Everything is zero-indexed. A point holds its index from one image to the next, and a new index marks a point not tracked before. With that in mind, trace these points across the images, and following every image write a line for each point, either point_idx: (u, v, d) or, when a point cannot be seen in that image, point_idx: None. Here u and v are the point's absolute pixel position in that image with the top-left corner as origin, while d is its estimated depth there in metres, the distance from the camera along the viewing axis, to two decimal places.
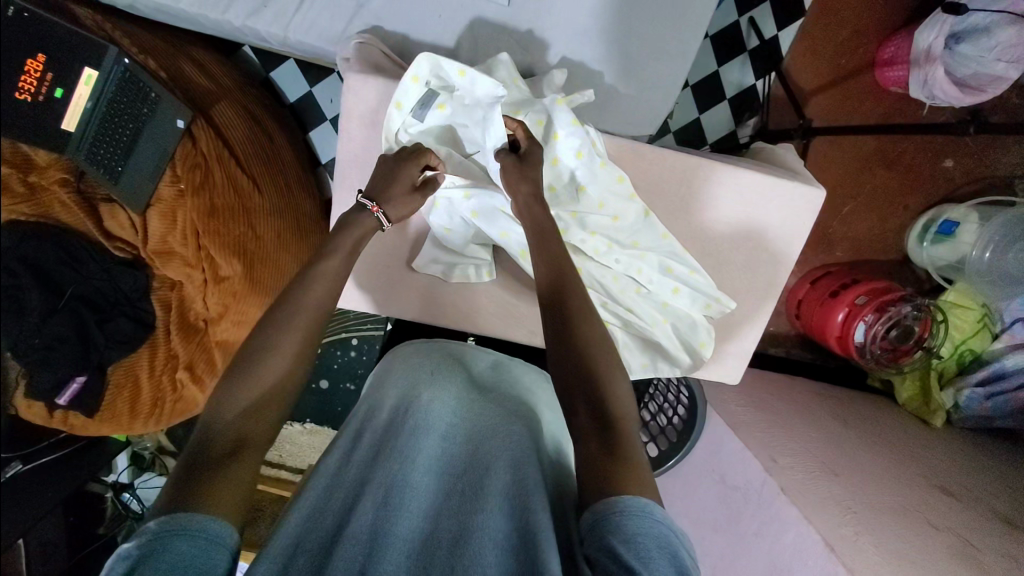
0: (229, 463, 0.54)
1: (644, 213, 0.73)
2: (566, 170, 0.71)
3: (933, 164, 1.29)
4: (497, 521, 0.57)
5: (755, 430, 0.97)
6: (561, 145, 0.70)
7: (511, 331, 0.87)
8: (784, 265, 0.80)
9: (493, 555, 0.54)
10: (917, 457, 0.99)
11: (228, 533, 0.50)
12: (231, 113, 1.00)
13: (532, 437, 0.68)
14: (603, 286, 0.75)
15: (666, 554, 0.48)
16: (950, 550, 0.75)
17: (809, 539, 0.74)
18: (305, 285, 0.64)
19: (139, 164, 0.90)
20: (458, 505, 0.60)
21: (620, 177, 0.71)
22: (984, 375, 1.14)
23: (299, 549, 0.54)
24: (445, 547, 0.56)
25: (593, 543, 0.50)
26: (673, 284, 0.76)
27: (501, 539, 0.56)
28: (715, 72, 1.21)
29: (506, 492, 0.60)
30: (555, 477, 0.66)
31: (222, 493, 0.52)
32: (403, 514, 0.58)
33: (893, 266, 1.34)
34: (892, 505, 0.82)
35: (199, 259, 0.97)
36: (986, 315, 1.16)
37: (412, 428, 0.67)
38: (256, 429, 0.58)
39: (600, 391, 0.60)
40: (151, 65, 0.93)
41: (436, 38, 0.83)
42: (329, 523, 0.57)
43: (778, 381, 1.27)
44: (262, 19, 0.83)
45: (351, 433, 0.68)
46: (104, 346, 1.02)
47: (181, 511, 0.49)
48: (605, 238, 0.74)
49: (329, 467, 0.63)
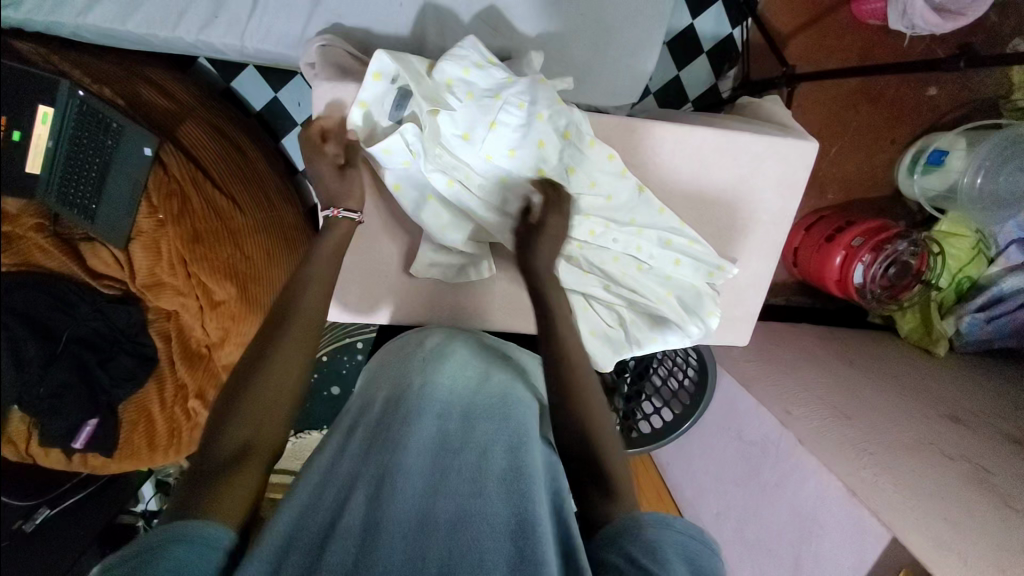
0: (232, 468, 0.58)
1: (638, 188, 0.70)
2: (552, 158, 0.67)
3: (916, 93, 1.26)
4: (498, 509, 0.59)
5: (766, 384, 0.99)
6: (543, 128, 0.66)
7: (514, 322, 0.87)
8: (779, 221, 0.79)
9: (492, 539, 0.56)
10: (924, 391, 1.02)
11: (223, 536, 0.53)
12: (199, 133, 0.97)
13: (525, 421, 0.69)
14: (603, 270, 0.75)
15: (683, 559, 0.54)
16: (966, 478, 0.78)
17: (831, 487, 0.75)
18: (287, 300, 0.68)
19: (114, 198, 0.88)
20: (457, 487, 0.61)
21: (611, 155, 0.69)
22: (983, 299, 1.17)
23: (293, 543, 0.55)
24: (445, 529, 0.57)
25: (613, 551, 0.56)
26: (674, 255, 0.74)
27: (501, 527, 0.58)
28: (689, 26, 1.16)
29: (504, 481, 0.62)
30: (548, 464, 0.67)
31: (223, 500, 0.56)
32: (398, 498, 0.59)
33: (885, 202, 1.33)
34: (908, 443, 0.85)
35: (191, 286, 0.95)
36: (980, 241, 1.19)
37: (405, 413, 0.68)
38: (263, 434, 0.62)
39: (581, 412, 0.66)
40: (108, 94, 0.88)
41: (401, 30, 0.79)
42: (322, 515, 0.58)
43: (781, 330, 1.29)
44: (217, 32, 0.78)
45: (345, 429, 0.70)
46: (110, 386, 1.01)
47: (179, 519, 0.53)
48: (600, 219, 0.72)
49: (322, 464, 0.64)
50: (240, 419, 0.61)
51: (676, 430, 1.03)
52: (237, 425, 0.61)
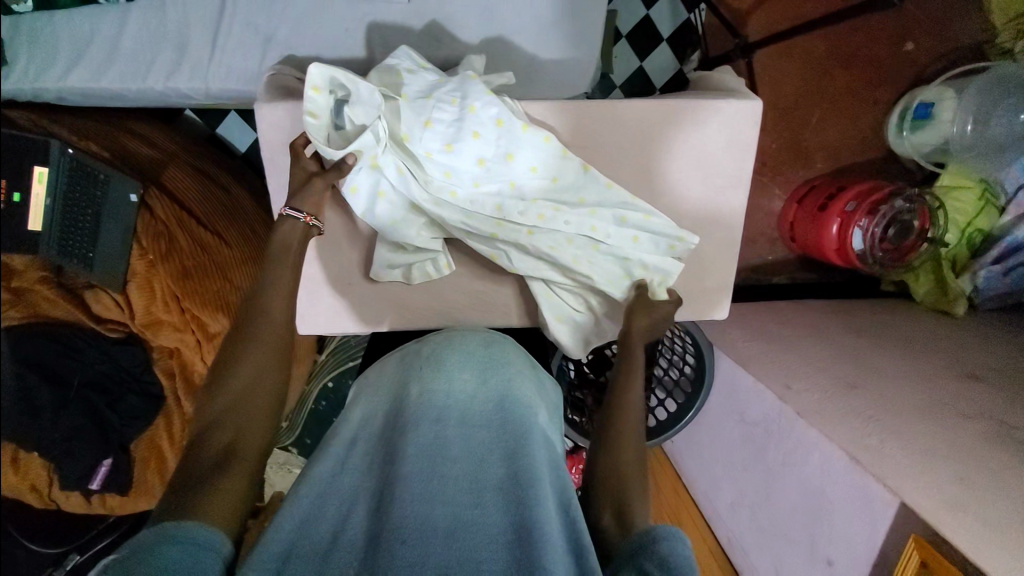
0: (216, 475, 0.57)
1: (582, 168, 0.72)
2: (497, 140, 0.69)
3: (892, 49, 1.23)
4: (497, 517, 0.56)
5: (764, 361, 0.94)
6: (478, 119, 0.67)
7: (485, 318, 0.85)
8: (737, 185, 0.77)
9: (490, 551, 0.53)
10: (941, 352, 0.95)
11: (220, 541, 0.52)
12: (181, 176, 1.04)
13: (531, 420, 0.64)
14: (555, 255, 0.74)
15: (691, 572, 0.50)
16: (987, 435, 0.72)
17: (833, 457, 0.70)
18: (256, 304, 0.67)
19: (107, 245, 0.92)
20: (456, 495, 0.56)
21: (547, 138, 0.70)
22: (998, 251, 1.10)
23: (291, 554, 0.54)
24: (444, 538, 0.53)
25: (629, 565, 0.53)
26: (631, 233, 0.73)
27: (500, 535, 0.54)
28: (645, 16, 1.18)
29: (501, 487, 0.57)
30: (554, 463, 0.63)
31: (212, 503, 0.54)
32: (398, 505, 0.55)
33: (879, 164, 1.27)
34: (920, 405, 0.79)
35: (186, 320, 0.99)
36: (986, 190, 1.12)
37: (405, 420, 0.62)
38: (246, 437, 0.61)
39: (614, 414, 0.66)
40: (94, 148, 0.94)
41: (350, 52, 0.83)
42: (324, 527, 0.57)
43: (786, 307, 1.23)
44: (182, 78, 0.83)
45: (345, 442, 0.66)
46: (120, 424, 1.05)
47: (173, 519, 0.52)
48: (547, 203, 0.71)
49: (322, 474, 0.62)
50: (220, 420, 0.60)
51: (679, 422, 0.98)
52: (221, 427, 0.60)
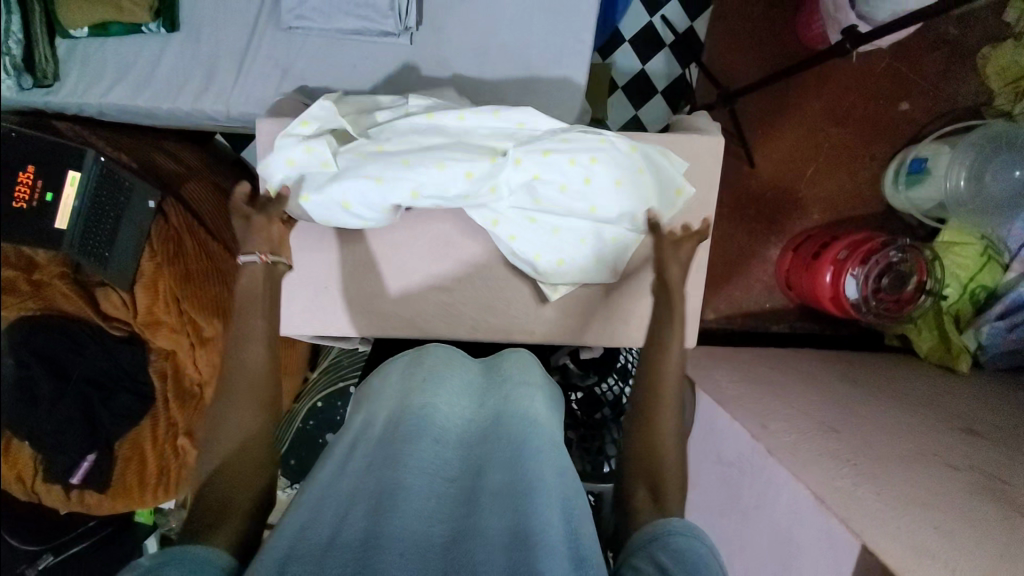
0: (222, 516, 0.57)
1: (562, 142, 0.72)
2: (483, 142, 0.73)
3: (888, 108, 1.24)
4: (496, 525, 0.53)
5: (746, 402, 0.91)
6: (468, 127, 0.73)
7: (454, 333, 0.84)
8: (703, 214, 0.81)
9: (489, 554, 0.50)
10: (939, 406, 0.91)
11: (225, 561, 0.52)
12: (201, 191, 1.13)
13: (535, 431, 0.62)
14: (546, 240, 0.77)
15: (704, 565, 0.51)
16: (974, 488, 0.67)
17: (802, 498, 0.67)
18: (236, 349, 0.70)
19: (123, 246, 1.00)
20: (453, 509, 0.56)
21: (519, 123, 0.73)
22: (1000, 308, 1.06)
23: (292, 558, 0.50)
24: (443, 549, 0.51)
25: (638, 555, 0.54)
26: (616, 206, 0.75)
27: (498, 540, 0.52)
28: (641, 70, 1.25)
29: (499, 496, 0.56)
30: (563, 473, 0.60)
31: (220, 533, 0.55)
32: (397, 513, 0.52)
33: (877, 218, 1.27)
34: (905, 453, 0.74)
35: (183, 323, 1.06)
36: (989, 247, 1.09)
37: (406, 429, 0.60)
38: (244, 480, 0.61)
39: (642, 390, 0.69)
40: (124, 158, 1.04)
41: (354, 83, 0.91)
42: (322, 531, 0.53)
43: (782, 355, 1.20)
44: (206, 101, 0.92)
45: (346, 448, 0.63)
46: (109, 422, 1.09)
47: (182, 547, 0.52)
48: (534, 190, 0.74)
49: (323, 480, 0.58)
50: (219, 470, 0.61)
51: None
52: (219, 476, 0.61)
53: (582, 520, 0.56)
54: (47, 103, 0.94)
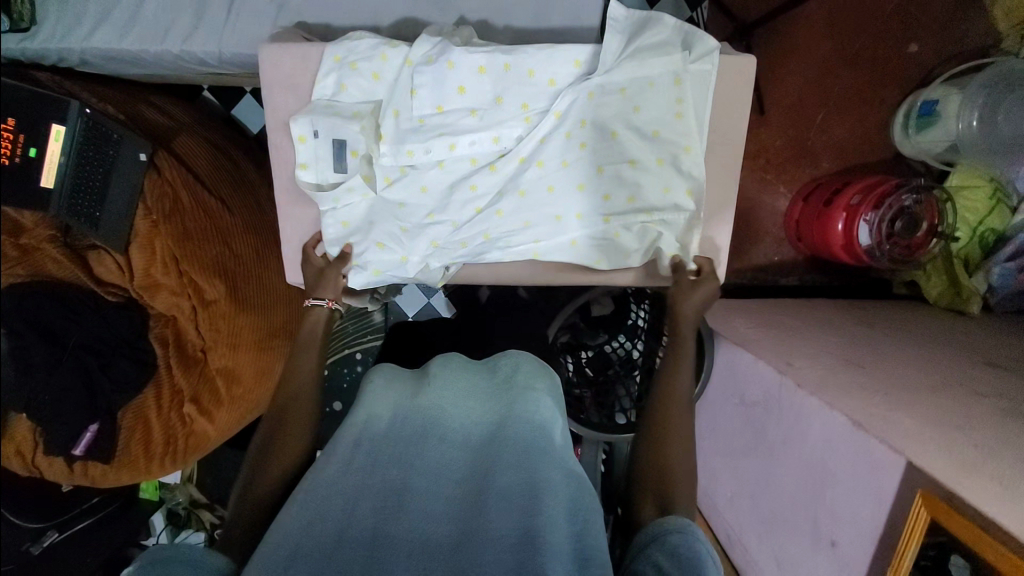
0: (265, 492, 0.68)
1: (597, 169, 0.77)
2: (485, 85, 0.75)
3: (898, 51, 1.22)
4: (502, 522, 0.54)
5: (769, 343, 0.90)
6: (459, 73, 0.74)
7: None
8: (726, 143, 0.80)
9: (494, 554, 0.51)
10: (958, 343, 0.91)
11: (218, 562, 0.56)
12: (192, 143, 1.07)
13: (547, 435, 0.63)
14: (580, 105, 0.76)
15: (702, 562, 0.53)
16: (1005, 409, 0.67)
17: (836, 426, 0.67)
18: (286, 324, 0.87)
19: (115, 204, 0.94)
20: (461, 503, 0.57)
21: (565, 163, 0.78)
22: (1011, 248, 1.06)
23: (298, 552, 0.51)
24: (448, 547, 0.52)
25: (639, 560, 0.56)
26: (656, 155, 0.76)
27: (505, 540, 0.52)
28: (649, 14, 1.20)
29: (505, 495, 0.56)
30: (573, 482, 0.60)
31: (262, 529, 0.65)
32: (404, 512, 0.55)
33: (887, 165, 1.26)
34: (932, 382, 0.74)
35: (183, 285, 1.01)
36: (997, 189, 1.10)
37: (416, 433, 0.63)
38: (286, 458, 0.72)
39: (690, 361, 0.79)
40: (111, 111, 0.98)
41: (353, 16, 0.85)
42: (328, 528, 0.54)
43: (795, 303, 1.19)
44: (197, 42, 0.86)
45: (347, 440, 0.63)
46: (110, 390, 1.04)
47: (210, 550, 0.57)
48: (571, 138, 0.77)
49: (327, 472, 0.59)
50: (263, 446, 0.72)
51: None
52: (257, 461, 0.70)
53: (592, 526, 0.56)
54: (24, 51, 0.90)
